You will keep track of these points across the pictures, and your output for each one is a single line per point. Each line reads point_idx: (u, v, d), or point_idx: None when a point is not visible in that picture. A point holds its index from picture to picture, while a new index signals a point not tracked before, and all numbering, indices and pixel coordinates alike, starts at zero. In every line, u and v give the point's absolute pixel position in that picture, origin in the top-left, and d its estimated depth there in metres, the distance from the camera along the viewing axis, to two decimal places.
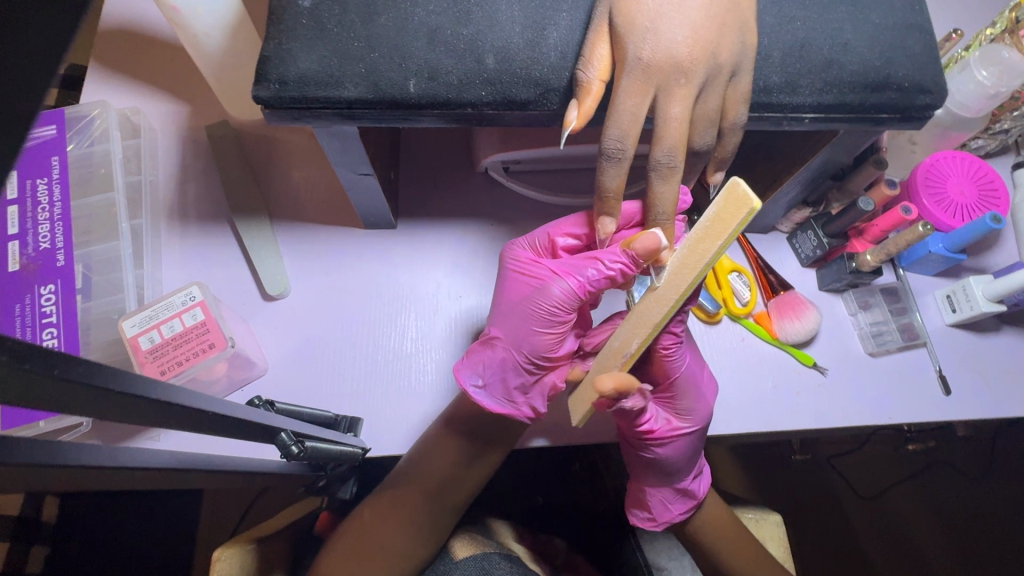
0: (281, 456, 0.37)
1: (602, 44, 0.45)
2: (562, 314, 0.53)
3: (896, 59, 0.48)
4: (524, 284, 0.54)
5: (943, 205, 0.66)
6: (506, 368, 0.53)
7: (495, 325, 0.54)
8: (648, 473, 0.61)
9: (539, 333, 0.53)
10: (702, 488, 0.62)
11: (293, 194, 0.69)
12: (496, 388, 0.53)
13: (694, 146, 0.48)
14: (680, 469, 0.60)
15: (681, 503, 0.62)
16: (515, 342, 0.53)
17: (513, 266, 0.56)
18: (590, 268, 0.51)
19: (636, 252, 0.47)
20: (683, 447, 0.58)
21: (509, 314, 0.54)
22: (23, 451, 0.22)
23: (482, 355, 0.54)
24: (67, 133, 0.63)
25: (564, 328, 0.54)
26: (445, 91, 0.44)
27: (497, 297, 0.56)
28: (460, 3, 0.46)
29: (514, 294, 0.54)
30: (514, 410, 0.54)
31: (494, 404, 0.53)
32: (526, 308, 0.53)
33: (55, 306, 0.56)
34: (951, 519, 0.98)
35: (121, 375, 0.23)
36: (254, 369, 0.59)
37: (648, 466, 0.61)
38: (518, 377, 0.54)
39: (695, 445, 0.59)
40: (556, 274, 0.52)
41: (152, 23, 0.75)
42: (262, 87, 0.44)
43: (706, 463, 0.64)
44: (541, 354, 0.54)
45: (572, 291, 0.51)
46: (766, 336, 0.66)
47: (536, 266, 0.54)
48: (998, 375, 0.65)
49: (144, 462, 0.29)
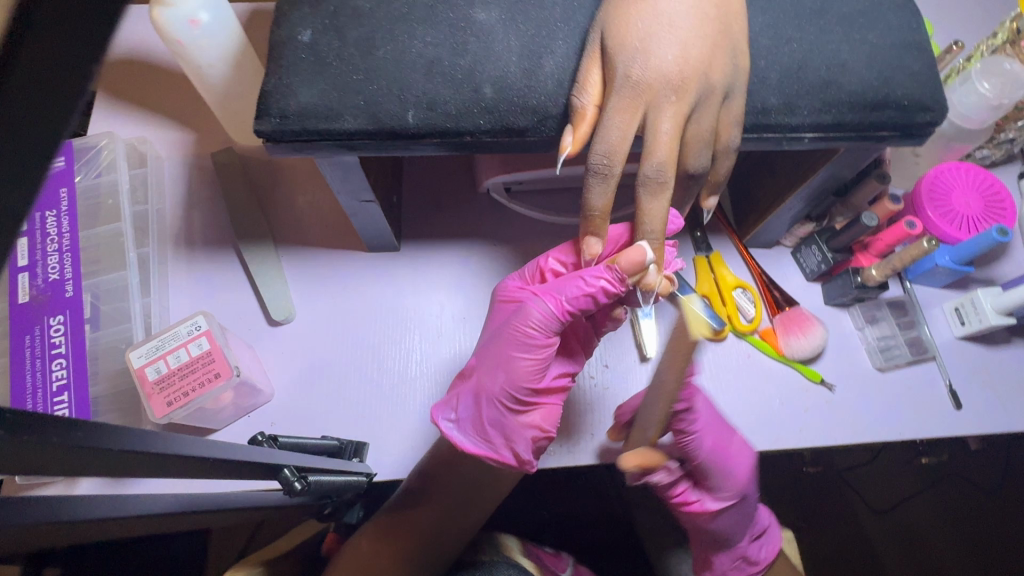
0: (284, 493, 0.36)
1: (595, 69, 0.45)
2: (541, 338, 0.51)
3: (895, 78, 0.47)
4: (508, 310, 0.54)
5: (948, 217, 0.66)
6: (480, 401, 0.52)
7: (475, 356, 0.54)
8: (707, 543, 0.66)
9: (516, 359, 0.51)
10: (765, 553, 0.67)
11: (296, 219, 0.69)
12: (468, 423, 0.53)
13: (689, 168, 0.48)
14: (732, 538, 0.65)
15: (742, 570, 0.67)
16: (490, 371, 0.52)
17: (499, 296, 0.56)
18: (570, 286, 0.50)
19: (622, 267, 0.47)
20: (725, 519, 0.64)
21: (488, 345, 0.53)
22: (31, 506, 0.22)
23: (457, 390, 0.54)
24: (75, 164, 0.64)
25: (544, 355, 0.52)
26: (443, 121, 0.45)
27: (484, 326, 0.57)
28: (457, 34, 0.47)
29: (496, 323, 0.54)
30: (488, 451, 0.52)
31: (463, 440, 0.52)
32: (504, 333, 0.52)
33: (63, 337, 0.57)
34: (967, 529, 0.97)
35: (128, 431, 0.22)
36: (260, 396, 0.59)
37: (703, 537, 0.66)
38: (492, 413, 0.52)
39: (735, 517, 0.64)
40: (536, 296, 0.52)
41: (156, 52, 0.76)
42: (263, 121, 0.45)
43: (773, 531, 0.68)
44: (518, 385, 0.52)
45: (550, 312, 0.50)
46: (771, 353, 0.65)
47: (520, 292, 0.54)
48: (1011, 388, 0.65)
49: (144, 509, 0.28)
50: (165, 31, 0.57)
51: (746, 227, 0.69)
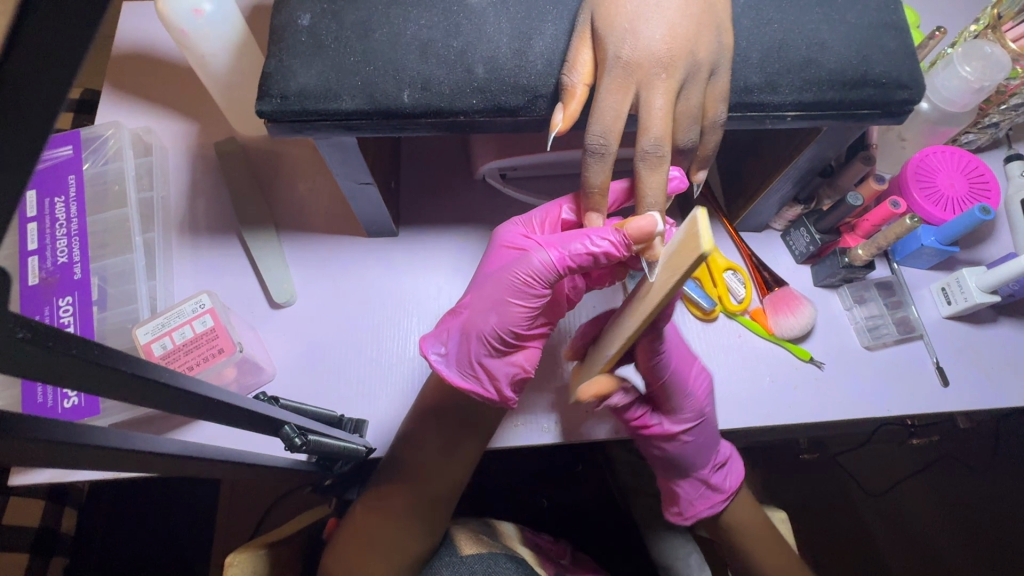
0: (286, 450, 0.38)
1: (585, 49, 0.47)
2: (537, 288, 0.52)
3: (872, 57, 0.49)
4: (509, 254, 0.54)
5: (933, 198, 0.67)
6: (469, 339, 0.54)
7: (469, 294, 0.55)
8: (670, 471, 0.65)
9: (511, 304, 0.53)
10: (728, 481, 0.65)
11: (297, 206, 0.71)
12: (454, 358, 0.55)
13: (679, 143, 0.49)
14: (695, 461, 0.63)
15: (708, 499, 0.65)
16: (484, 311, 0.53)
17: (502, 236, 0.56)
18: (575, 242, 0.50)
19: (629, 232, 0.46)
20: (688, 441, 0.62)
21: (484, 284, 0.54)
22: (51, 427, 0.24)
23: (448, 324, 0.55)
24: (83, 153, 0.67)
25: (536, 304, 0.53)
26: (437, 100, 0.46)
27: (481, 264, 0.57)
28: (450, 17, 0.49)
29: (495, 264, 0.55)
30: (470, 385, 0.54)
31: (449, 372, 0.54)
32: (503, 277, 0.53)
33: (72, 317, 0.59)
34: (961, 511, 0.98)
35: (133, 359, 0.24)
36: (263, 375, 0.61)
37: (664, 463, 0.65)
38: (479, 351, 0.54)
39: (699, 437, 0.62)
40: (541, 246, 0.52)
41: (161, 45, 0.78)
42: (265, 101, 0.46)
43: (735, 460, 0.67)
44: (507, 329, 0.53)
45: (551, 264, 0.51)
46: (762, 332, 0.67)
47: (523, 238, 0.54)
48: (997, 365, 0.66)
49: (156, 448, 0.30)
50: (170, 21, 0.59)
51: (736, 210, 0.70)
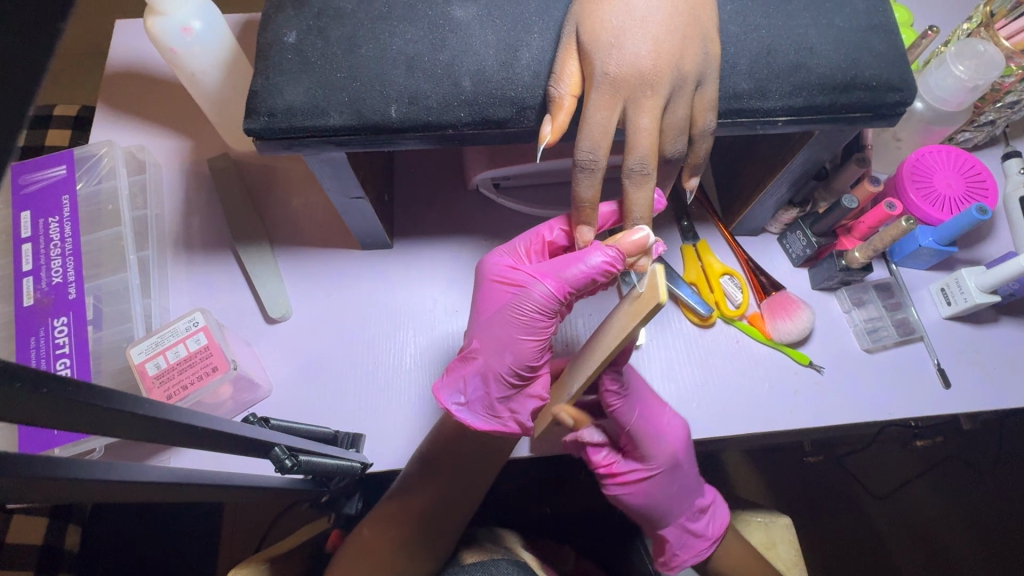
0: (276, 470, 0.38)
1: (571, 62, 0.47)
2: (544, 319, 0.51)
3: (862, 59, 0.49)
4: (503, 291, 0.52)
5: (930, 199, 0.66)
6: (487, 382, 0.51)
7: (474, 338, 0.52)
8: (648, 521, 0.64)
9: (522, 340, 0.51)
10: (710, 527, 0.64)
11: (291, 219, 0.71)
12: (478, 405, 0.51)
13: (666, 153, 0.49)
14: (666, 511, 0.62)
15: (692, 546, 0.64)
16: (497, 353, 0.51)
17: (490, 274, 0.54)
18: (571, 268, 0.49)
19: (624, 246, 0.47)
20: (658, 489, 0.61)
21: (487, 326, 0.52)
22: (32, 465, 0.24)
23: (460, 372, 0.52)
24: (76, 172, 0.67)
25: (547, 333, 0.52)
26: (425, 114, 0.46)
27: (474, 305, 0.54)
28: (436, 30, 0.49)
29: (490, 303, 0.52)
30: (499, 426, 0.52)
31: (476, 421, 0.51)
32: (505, 317, 0.51)
33: (67, 337, 0.59)
34: (969, 512, 0.97)
35: (112, 393, 0.24)
36: (259, 391, 0.61)
37: (641, 514, 0.64)
38: (499, 390, 0.52)
39: (669, 487, 0.62)
40: (536, 277, 0.51)
41: (153, 63, 0.78)
42: (252, 119, 0.46)
43: (720, 502, 0.65)
44: (524, 364, 0.52)
45: (552, 293, 0.50)
46: (761, 338, 0.66)
47: (514, 271, 0.52)
48: (999, 365, 0.65)
49: (152, 475, 0.30)
50: (159, 40, 0.59)
51: (732, 214, 0.70)
